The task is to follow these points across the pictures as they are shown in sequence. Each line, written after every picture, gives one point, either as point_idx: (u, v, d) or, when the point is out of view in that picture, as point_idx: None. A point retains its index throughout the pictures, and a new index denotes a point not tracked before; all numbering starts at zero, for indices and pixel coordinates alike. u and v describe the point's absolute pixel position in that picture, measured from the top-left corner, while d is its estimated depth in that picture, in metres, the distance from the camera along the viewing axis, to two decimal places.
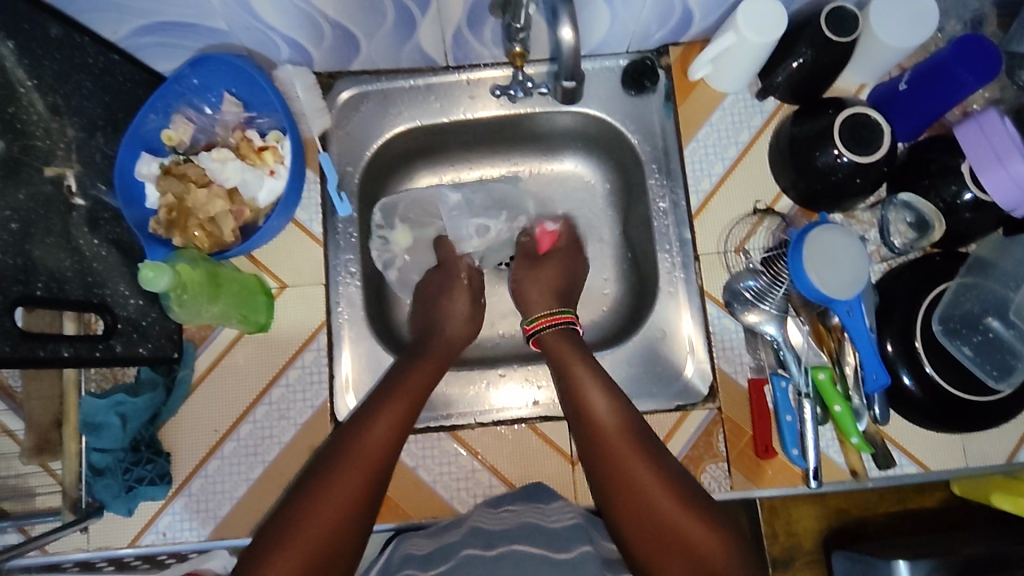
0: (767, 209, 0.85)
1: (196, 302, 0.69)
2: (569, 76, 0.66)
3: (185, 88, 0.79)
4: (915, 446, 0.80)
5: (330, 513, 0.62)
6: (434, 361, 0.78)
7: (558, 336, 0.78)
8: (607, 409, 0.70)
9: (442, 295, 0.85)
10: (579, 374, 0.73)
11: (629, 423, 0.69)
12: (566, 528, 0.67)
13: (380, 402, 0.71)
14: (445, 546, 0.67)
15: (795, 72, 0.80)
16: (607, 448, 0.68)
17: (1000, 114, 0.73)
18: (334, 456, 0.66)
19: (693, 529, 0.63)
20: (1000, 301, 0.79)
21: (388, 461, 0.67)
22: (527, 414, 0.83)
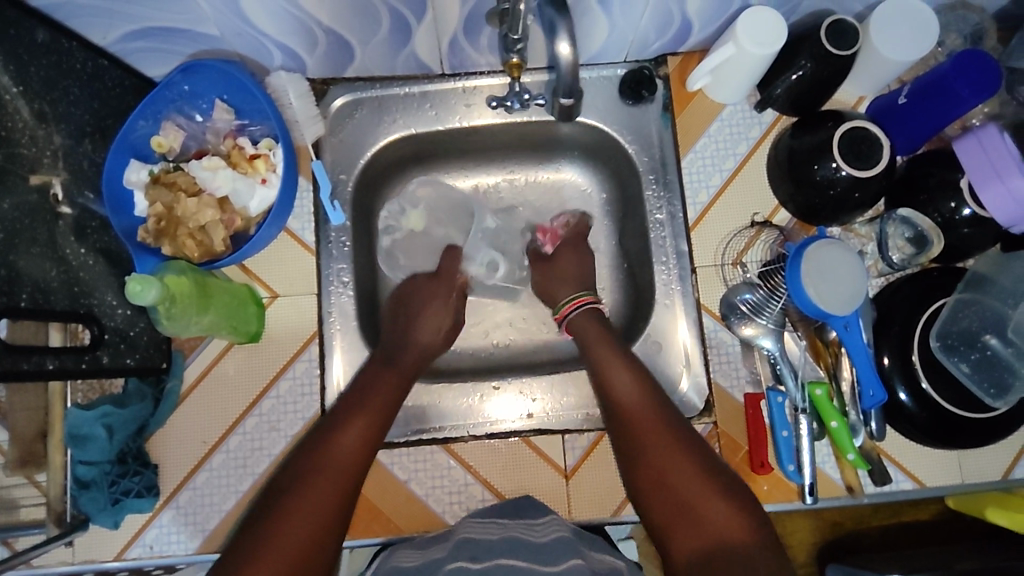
0: (765, 221, 0.84)
1: (185, 313, 0.68)
2: (567, 92, 0.65)
3: (176, 94, 0.78)
4: (911, 461, 0.80)
5: (304, 528, 0.61)
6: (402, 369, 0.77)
7: (587, 319, 0.78)
8: (640, 391, 0.71)
9: (423, 295, 0.84)
10: (610, 357, 0.74)
11: (658, 405, 0.71)
12: (553, 543, 0.65)
13: (341, 415, 0.70)
14: (434, 559, 0.65)
15: (794, 85, 0.80)
16: (638, 427, 0.69)
17: (999, 129, 0.72)
18: (298, 469, 0.65)
19: (716, 506, 0.63)
20: (999, 318, 0.77)
21: (358, 468, 0.67)
22: (521, 427, 0.82)
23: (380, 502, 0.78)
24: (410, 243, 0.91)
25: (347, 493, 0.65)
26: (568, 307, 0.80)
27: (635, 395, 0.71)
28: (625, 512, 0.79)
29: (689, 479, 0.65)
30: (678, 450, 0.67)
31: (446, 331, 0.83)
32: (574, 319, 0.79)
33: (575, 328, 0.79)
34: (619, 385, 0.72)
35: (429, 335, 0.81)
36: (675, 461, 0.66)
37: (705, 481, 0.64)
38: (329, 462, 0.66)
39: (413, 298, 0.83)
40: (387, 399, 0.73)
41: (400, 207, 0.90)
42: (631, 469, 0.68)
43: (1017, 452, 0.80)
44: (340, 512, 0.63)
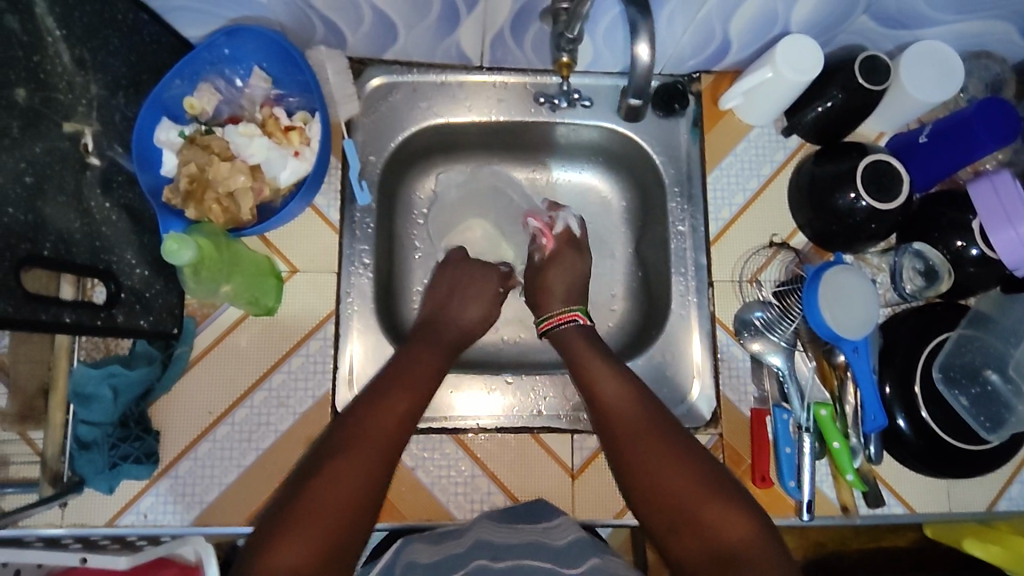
0: (782, 243, 0.87)
1: (214, 278, 0.67)
2: (637, 93, 0.71)
3: (216, 57, 0.77)
4: (904, 487, 0.83)
5: (343, 495, 0.60)
6: (442, 349, 0.79)
7: (579, 333, 0.80)
8: (630, 405, 0.70)
9: (468, 284, 0.86)
10: (596, 367, 0.75)
11: (641, 404, 0.70)
12: (570, 545, 0.66)
13: (382, 388, 0.70)
14: (452, 556, 0.66)
15: (823, 115, 0.82)
16: (623, 438, 0.68)
17: (1012, 176, 0.76)
18: (340, 436, 0.65)
19: (732, 529, 0.60)
20: (999, 356, 0.81)
21: (401, 436, 0.67)
22: (481, 425, 0.82)
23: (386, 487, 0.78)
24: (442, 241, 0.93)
25: (385, 465, 0.64)
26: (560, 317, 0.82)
27: (625, 404, 0.71)
28: (628, 514, 0.80)
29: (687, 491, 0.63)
30: (675, 461, 0.65)
31: (489, 321, 0.86)
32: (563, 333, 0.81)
33: (564, 340, 0.80)
34: (608, 398, 0.72)
35: (468, 320, 0.84)
36: (668, 470, 0.65)
37: (702, 491, 0.63)
38: (371, 429, 0.66)
39: (461, 282, 0.86)
40: (427, 374, 0.74)
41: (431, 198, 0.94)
42: (626, 477, 0.67)
43: (1002, 486, 0.84)
44: (374, 486, 0.62)
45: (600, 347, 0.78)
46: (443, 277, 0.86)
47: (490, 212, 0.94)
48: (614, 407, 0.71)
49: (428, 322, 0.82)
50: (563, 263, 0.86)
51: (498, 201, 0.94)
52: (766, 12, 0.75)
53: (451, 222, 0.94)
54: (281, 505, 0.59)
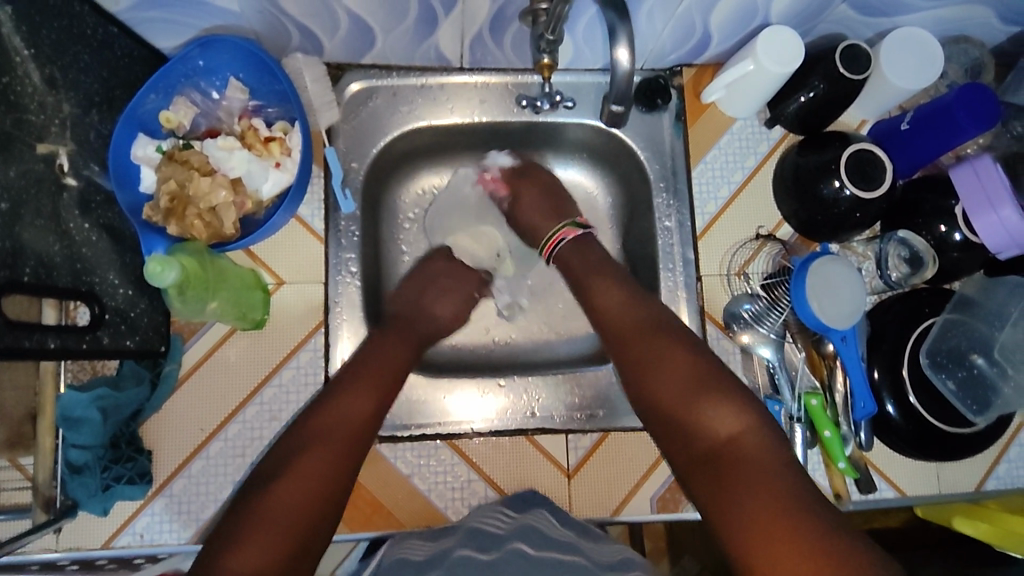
0: (769, 235, 0.87)
1: (200, 297, 0.66)
2: (619, 100, 0.68)
3: (190, 69, 0.75)
4: (895, 472, 0.84)
5: (299, 492, 0.60)
6: (409, 343, 0.79)
7: (571, 250, 0.81)
8: (631, 311, 0.73)
9: (447, 279, 0.87)
10: (595, 280, 0.77)
11: (640, 310, 0.73)
12: (565, 541, 0.66)
13: (344, 384, 0.69)
14: (440, 552, 0.65)
15: (805, 105, 0.82)
16: (624, 339, 0.72)
17: (993, 160, 0.76)
18: (297, 433, 0.64)
19: (720, 423, 0.63)
20: (984, 339, 0.82)
21: (359, 439, 0.67)
22: (480, 427, 0.82)
23: (382, 495, 0.78)
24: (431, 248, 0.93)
25: (341, 466, 0.64)
26: (552, 243, 0.83)
27: (626, 314, 0.73)
28: (625, 511, 0.81)
29: (680, 393, 0.66)
30: (671, 363, 0.68)
31: (460, 315, 0.87)
32: (561, 251, 0.83)
33: (561, 259, 0.82)
34: (607, 306, 0.75)
35: (443, 317, 0.85)
36: (668, 370, 0.68)
37: (695, 391, 0.66)
38: (331, 424, 0.65)
39: (434, 278, 0.87)
40: (389, 375, 0.73)
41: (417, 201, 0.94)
42: (626, 379, 0.71)
43: (990, 466, 0.85)
44: (327, 487, 0.62)
45: (601, 256, 0.80)
46: (422, 273, 0.87)
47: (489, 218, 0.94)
48: (614, 314, 0.74)
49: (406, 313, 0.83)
50: (525, 189, 0.88)
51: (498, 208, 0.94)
52: (745, 5, 0.75)
53: (445, 225, 0.93)
54: (233, 507, 0.60)
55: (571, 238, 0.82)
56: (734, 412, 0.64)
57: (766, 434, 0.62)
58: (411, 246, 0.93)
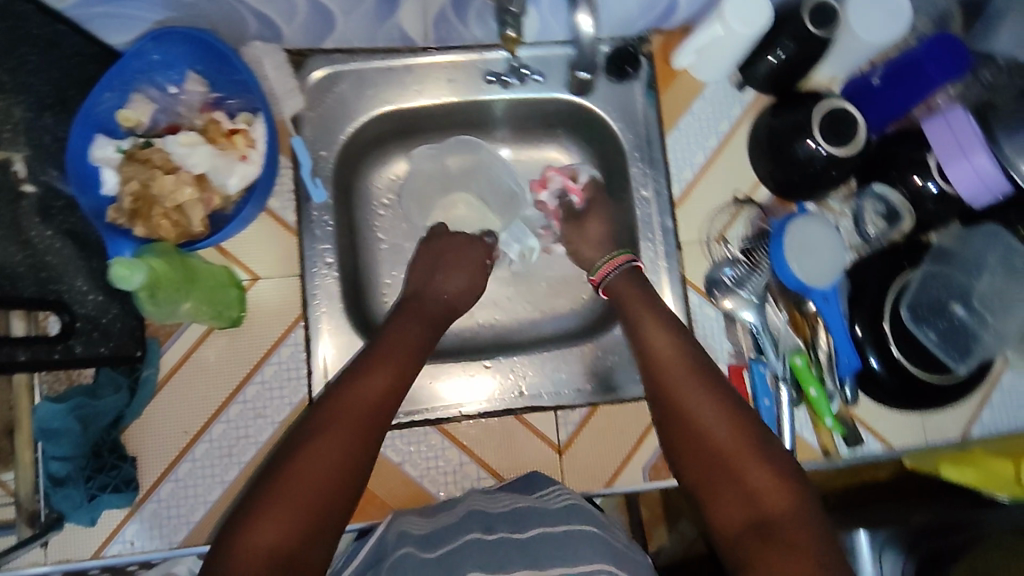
0: (746, 198, 0.87)
1: (172, 299, 0.64)
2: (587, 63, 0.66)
3: (145, 65, 0.73)
4: (881, 424, 0.85)
5: (327, 464, 0.57)
6: (424, 322, 0.76)
7: (623, 281, 0.77)
8: (678, 352, 0.69)
9: (452, 254, 0.83)
10: (648, 320, 0.72)
11: (687, 352, 0.68)
12: (561, 509, 0.66)
13: (359, 365, 0.67)
14: (444, 527, 0.65)
15: (775, 66, 0.82)
16: (670, 385, 0.66)
17: (966, 110, 0.76)
18: (320, 410, 0.62)
19: (763, 482, 0.58)
20: (963, 288, 0.81)
21: (381, 415, 0.64)
22: (479, 409, 0.81)
23: (375, 485, 0.78)
24: (409, 233, 0.91)
25: (364, 447, 0.61)
26: (607, 266, 0.79)
27: (677, 359, 0.68)
28: (618, 483, 0.81)
29: (729, 445, 0.60)
30: (718, 413, 0.63)
31: (473, 291, 0.83)
32: (612, 281, 0.78)
33: (612, 289, 0.78)
34: (659, 348, 0.70)
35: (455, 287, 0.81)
36: (714, 424, 0.62)
37: (743, 443, 0.60)
38: (350, 402, 0.63)
39: (444, 253, 0.83)
40: (412, 349, 0.71)
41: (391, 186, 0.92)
42: (665, 426, 0.66)
43: (974, 413, 0.87)
44: (351, 466, 0.59)
45: (653, 298, 0.75)
46: (429, 247, 0.84)
47: (472, 185, 0.93)
48: (659, 356, 0.69)
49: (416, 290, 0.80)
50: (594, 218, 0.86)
51: (479, 175, 0.93)
52: None
53: (422, 210, 0.92)
54: (258, 485, 0.57)
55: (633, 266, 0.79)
56: (780, 485, 0.57)
57: (812, 506, 0.57)
58: (387, 231, 0.91)
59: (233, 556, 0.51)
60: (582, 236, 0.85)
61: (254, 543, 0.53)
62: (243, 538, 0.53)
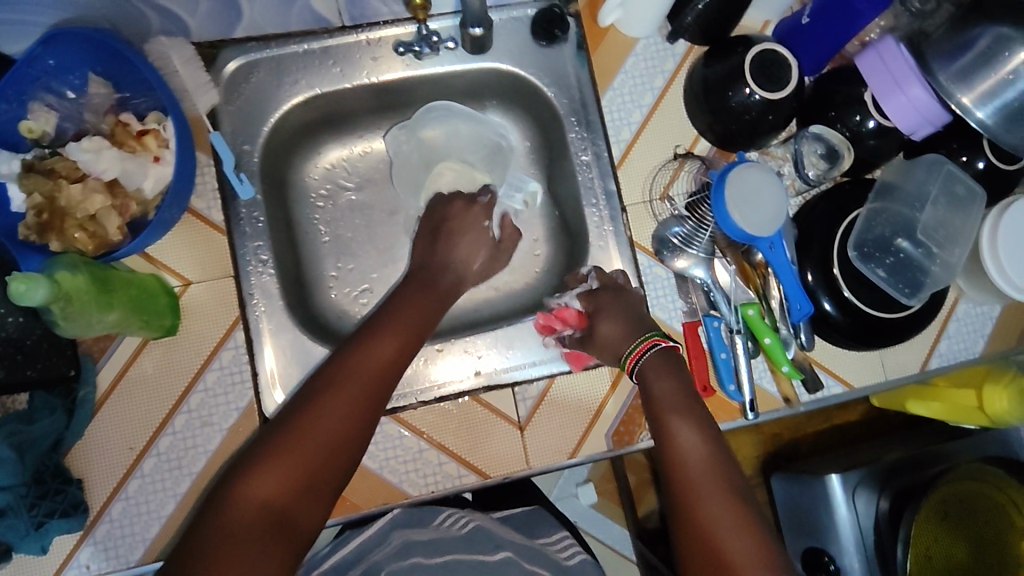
0: (687, 153, 0.85)
1: (84, 311, 0.62)
2: (476, 23, 0.72)
3: (41, 70, 0.69)
4: (840, 367, 0.84)
5: (326, 430, 0.62)
6: (434, 296, 0.77)
7: (659, 364, 0.73)
8: (709, 460, 0.66)
9: (458, 221, 0.83)
10: (673, 417, 0.69)
11: (718, 460, 0.66)
12: (576, 565, 0.75)
13: (369, 334, 0.70)
14: (446, 537, 0.70)
15: (703, 12, 0.79)
16: (692, 493, 0.64)
17: (897, 40, 0.75)
18: (323, 374, 0.66)
19: None
20: (908, 222, 0.81)
21: (386, 382, 0.67)
22: (471, 386, 0.81)
23: None
24: (350, 224, 0.89)
25: (365, 414, 0.64)
26: (635, 353, 0.75)
27: (704, 466, 0.65)
28: (582, 450, 0.80)
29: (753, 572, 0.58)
30: (742, 539, 0.60)
31: (483, 256, 0.83)
32: (645, 366, 0.74)
33: (643, 376, 0.74)
34: (682, 445, 0.67)
35: (470, 265, 0.82)
36: (731, 536, 0.60)
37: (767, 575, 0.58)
38: (354, 370, 0.66)
39: (449, 222, 0.83)
40: (420, 319, 0.74)
41: (327, 177, 0.89)
42: (681, 540, 0.63)
43: (932, 345, 0.86)
44: (351, 432, 0.63)
45: (684, 391, 0.72)
46: (431, 218, 0.84)
47: (456, 153, 0.91)
48: (686, 459, 0.66)
49: (428, 269, 0.80)
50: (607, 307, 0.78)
51: (461, 143, 0.90)
52: None
53: (362, 201, 0.90)
54: (263, 437, 0.62)
55: (660, 348, 0.74)
56: None
57: None
58: (327, 221, 0.88)
59: (226, 506, 0.56)
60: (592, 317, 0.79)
61: (251, 492, 0.57)
62: (237, 488, 0.57)
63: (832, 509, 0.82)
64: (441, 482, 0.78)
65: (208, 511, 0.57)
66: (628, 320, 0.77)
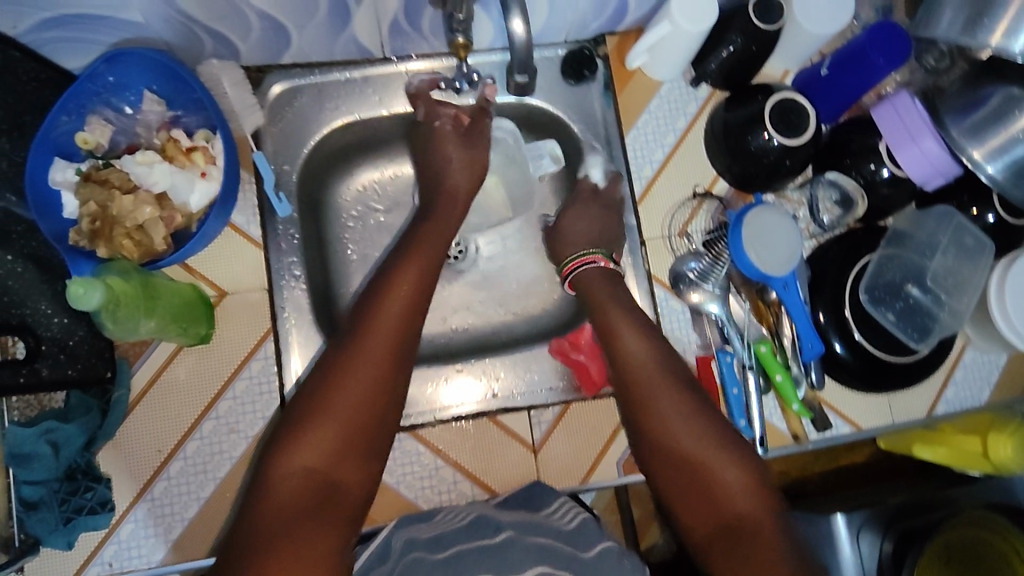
0: (705, 192, 0.88)
1: (132, 315, 0.64)
2: (522, 70, 0.61)
3: (101, 86, 0.73)
4: (851, 408, 0.87)
5: (359, 388, 0.65)
6: (450, 219, 0.81)
7: (598, 276, 0.81)
8: (651, 356, 0.75)
9: (432, 138, 0.84)
10: (618, 321, 0.77)
11: (657, 353, 0.75)
12: (577, 528, 0.69)
13: (392, 272, 0.74)
14: (453, 531, 0.68)
15: (726, 61, 0.83)
16: (642, 389, 0.73)
17: (911, 95, 0.79)
18: (353, 327, 0.69)
19: (730, 479, 0.67)
20: (918, 269, 0.83)
21: (410, 327, 0.70)
22: (476, 409, 0.83)
23: None
24: (378, 241, 0.91)
25: (394, 358, 0.67)
26: (575, 262, 0.83)
27: (649, 364, 0.74)
28: (593, 477, 0.82)
29: (705, 450, 0.68)
30: (692, 422, 0.70)
31: (479, 168, 0.83)
32: (579, 277, 0.82)
33: (584, 284, 0.81)
34: (632, 355, 0.75)
35: (457, 177, 0.82)
36: (682, 422, 0.70)
37: (716, 450, 0.68)
38: (383, 318, 0.69)
39: (435, 137, 0.84)
40: (437, 246, 0.78)
41: (361, 199, 0.91)
42: (636, 427, 0.73)
43: (938, 391, 0.89)
44: (385, 386, 0.66)
45: (622, 297, 0.79)
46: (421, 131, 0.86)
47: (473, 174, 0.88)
48: (634, 359, 0.75)
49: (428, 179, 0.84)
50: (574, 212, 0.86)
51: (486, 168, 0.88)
52: None
53: (391, 224, 0.91)
54: (302, 398, 0.65)
55: (600, 266, 0.82)
56: (745, 483, 0.66)
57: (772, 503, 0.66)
58: (355, 241, 0.90)
59: (279, 476, 0.60)
60: (562, 237, 0.86)
61: (299, 459, 0.61)
62: (284, 457, 0.61)
63: (836, 548, 0.80)
64: (454, 500, 0.80)
65: (252, 491, 0.60)
66: (592, 236, 0.84)
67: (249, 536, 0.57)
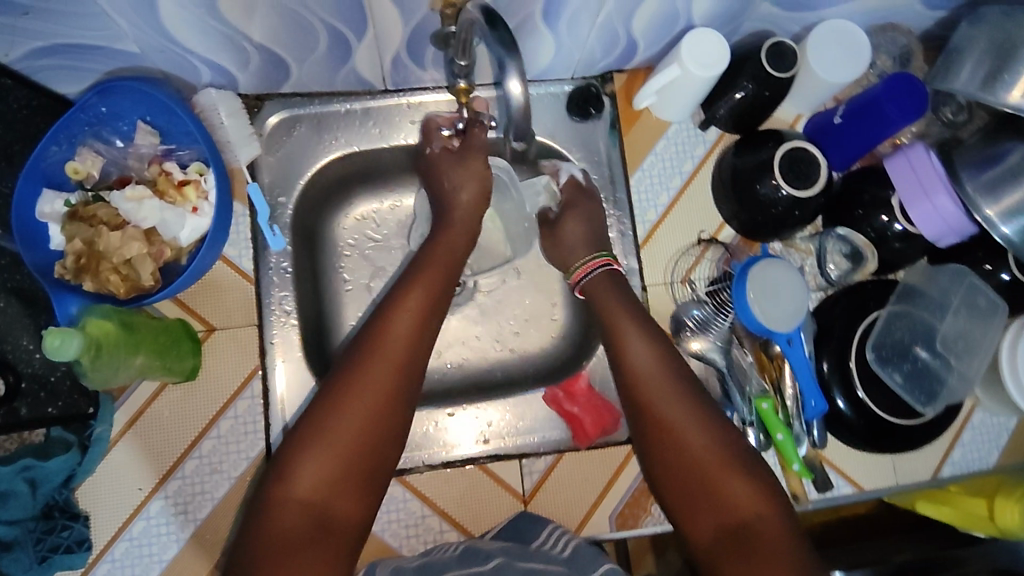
0: (710, 239, 0.86)
1: (114, 359, 0.63)
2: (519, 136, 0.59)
3: (93, 116, 0.72)
4: (852, 469, 0.84)
5: (358, 416, 0.63)
6: (462, 231, 0.78)
7: (601, 282, 0.78)
8: (657, 365, 0.72)
9: (436, 162, 0.80)
10: (625, 329, 0.75)
11: (664, 361, 0.72)
12: (572, 556, 0.68)
13: (402, 287, 0.72)
14: (441, 560, 0.68)
15: (736, 105, 0.81)
16: (648, 403, 0.71)
17: (927, 149, 0.76)
18: (359, 347, 0.67)
19: (737, 493, 0.65)
20: (927, 330, 0.80)
21: (417, 348, 0.68)
22: (477, 453, 0.81)
23: None
24: (375, 274, 0.89)
25: (398, 382, 0.66)
26: (579, 273, 0.80)
27: (656, 375, 0.72)
28: (585, 530, 0.80)
29: (713, 465, 0.66)
30: (700, 436, 0.68)
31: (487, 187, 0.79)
32: (588, 285, 0.79)
33: (592, 288, 0.79)
34: (637, 364, 0.73)
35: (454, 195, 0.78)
36: (690, 435, 0.68)
37: (722, 466, 0.66)
38: (388, 340, 0.67)
39: (438, 165, 0.80)
40: (451, 262, 0.76)
41: (358, 229, 0.89)
42: (643, 441, 0.71)
43: (946, 452, 0.86)
44: (387, 412, 0.65)
45: (631, 303, 0.77)
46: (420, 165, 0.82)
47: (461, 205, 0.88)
48: (640, 368, 0.72)
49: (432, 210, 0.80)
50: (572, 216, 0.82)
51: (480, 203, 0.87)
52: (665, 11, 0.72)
53: (389, 256, 0.89)
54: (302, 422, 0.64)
55: (607, 269, 0.79)
56: (757, 500, 0.64)
57: (788, 522, 0.63)
58: (351, 273, 0.88)
59: (273, 506, 0.60)
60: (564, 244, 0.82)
61: (295, 487, 0.60)
62: (279, 485, 0.61)
63: None
64: None
65: (252, 511, 0.61)
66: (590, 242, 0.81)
67: (245, 558, 0.57)
